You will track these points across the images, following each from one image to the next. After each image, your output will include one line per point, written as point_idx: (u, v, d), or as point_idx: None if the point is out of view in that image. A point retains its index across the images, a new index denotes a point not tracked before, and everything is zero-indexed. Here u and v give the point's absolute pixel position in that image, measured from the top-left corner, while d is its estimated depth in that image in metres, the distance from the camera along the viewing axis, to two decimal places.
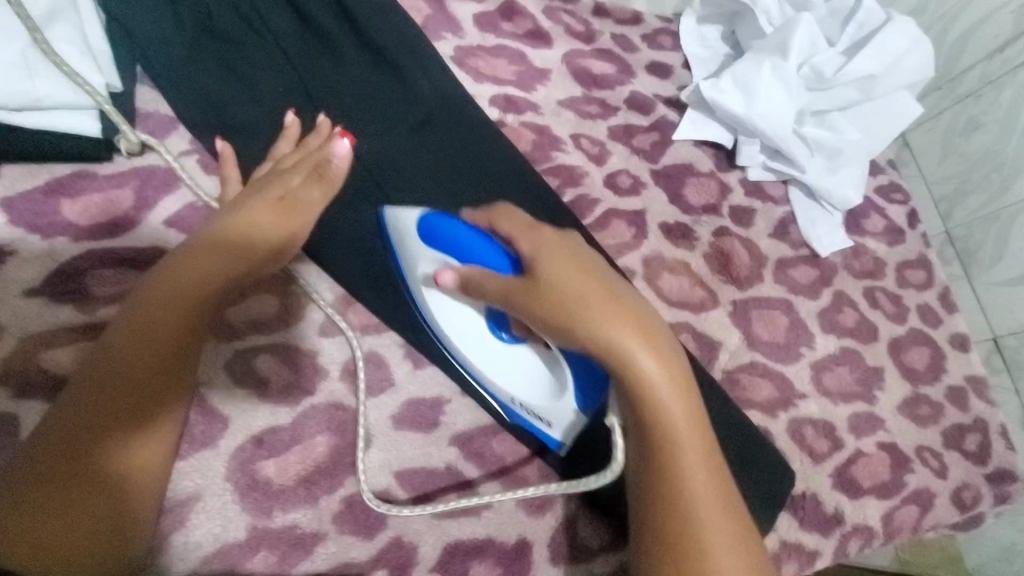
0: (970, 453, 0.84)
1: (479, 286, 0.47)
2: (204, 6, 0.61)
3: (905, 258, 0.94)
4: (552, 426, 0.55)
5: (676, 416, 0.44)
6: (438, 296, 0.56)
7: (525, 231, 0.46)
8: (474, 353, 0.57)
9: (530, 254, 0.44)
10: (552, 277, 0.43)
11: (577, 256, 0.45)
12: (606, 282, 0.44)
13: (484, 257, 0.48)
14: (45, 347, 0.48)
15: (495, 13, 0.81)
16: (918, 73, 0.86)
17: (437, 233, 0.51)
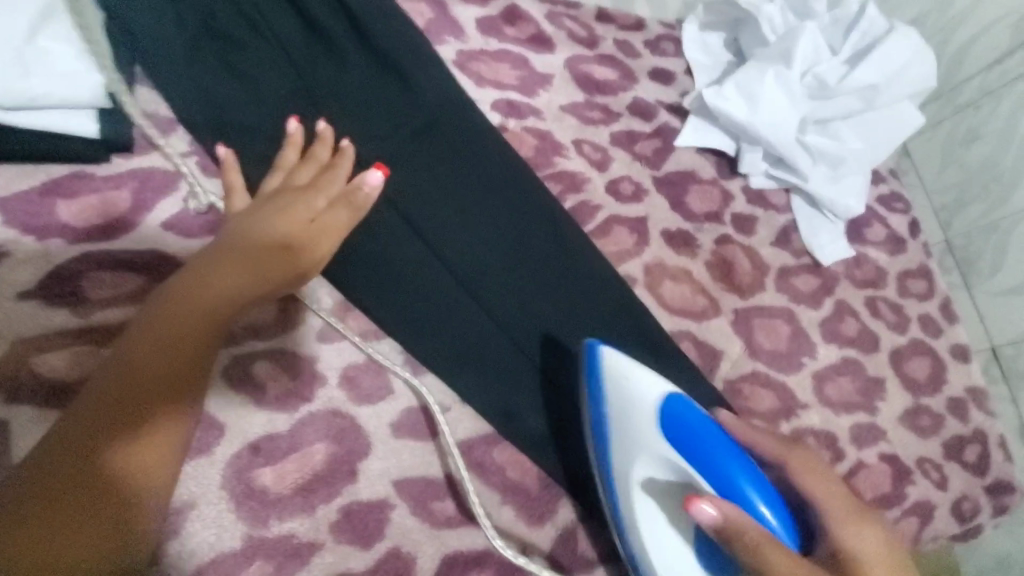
0: (970, 464, 0.84)
1: (755, 548, 0.44)
2: (207, 7, 0.60)
3: (906, 268, 0.94)
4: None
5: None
6: (650, 505, 0.52)
7: (830, 501, 0.51)
8: (659, 557, 0.51)
9: (847, 539, 0.49)
10: (867, 567, 0.47)
11: (887, 556, 0.48)
12: (908, 574, 0.49)
13: (755, 499, 0.50)
14: (39, 351, 0.47)
15: (498, 18, 0.80)
16: (921, 82, 0.86)
17: (707, 452, 0.51)
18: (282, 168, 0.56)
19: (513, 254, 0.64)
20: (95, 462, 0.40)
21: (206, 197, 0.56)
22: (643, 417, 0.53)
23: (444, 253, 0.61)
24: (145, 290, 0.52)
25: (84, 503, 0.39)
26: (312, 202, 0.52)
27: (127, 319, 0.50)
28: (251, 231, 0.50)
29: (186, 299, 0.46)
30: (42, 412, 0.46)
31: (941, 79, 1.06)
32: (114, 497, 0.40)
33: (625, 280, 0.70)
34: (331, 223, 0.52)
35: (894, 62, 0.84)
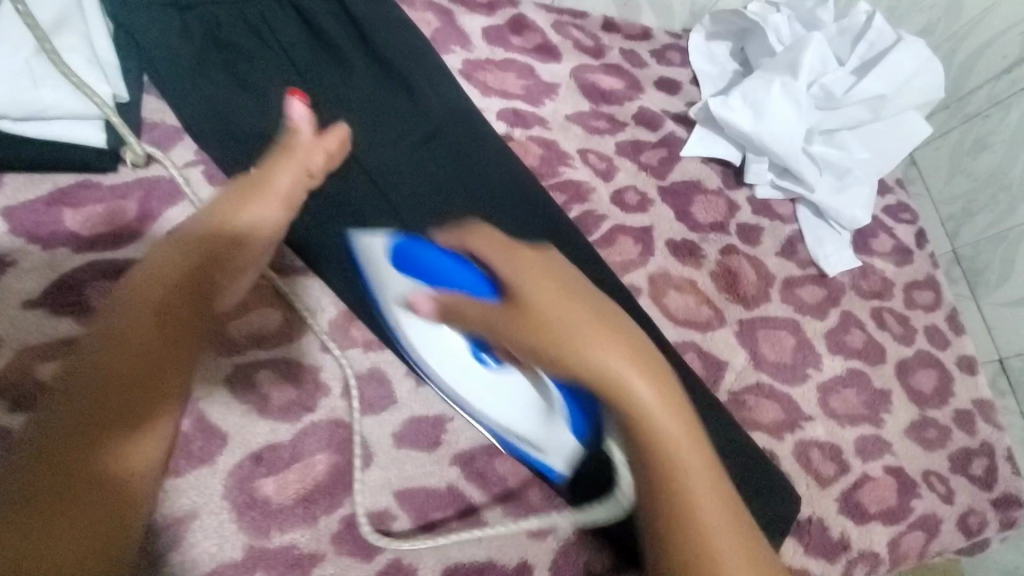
0: (977, 477, 0.83)
1: (461, 314, 0.42)
2: (214, 17, 0.60)
3: (912, 278, 0.93)
4: (549, 455, 0.54)
5: (671, 438, 0.36)
6: (412, 320, 0.51)
7: (501, 251, 0.40)
8: (447, 371, 0.54)
9: (506, 273, 0.39)
10: (531, 297, 0.37)
11: (561, 278, 0.38)
12: (597, 304, 0.38)
13: (463, 281, 0.42)
14: (42, 359, 0.47)
15: (504, 27, 0.81)
16: (929, 92, 0.85)
17: (415, 258, 0.46)
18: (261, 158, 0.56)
19: None
20: (87, 461, 0.38)
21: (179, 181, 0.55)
22: (377, 255, 0.51)
23: None
24: None
25: (80, 505, 0.37)
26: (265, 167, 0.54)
27: None
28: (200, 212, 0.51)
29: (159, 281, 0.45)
30: None
31: (949, 89, 1.05)
32: (111, 499, 0.38)
33: (629, 290, 0.70)
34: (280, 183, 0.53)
35: (902, 72, 0.84)
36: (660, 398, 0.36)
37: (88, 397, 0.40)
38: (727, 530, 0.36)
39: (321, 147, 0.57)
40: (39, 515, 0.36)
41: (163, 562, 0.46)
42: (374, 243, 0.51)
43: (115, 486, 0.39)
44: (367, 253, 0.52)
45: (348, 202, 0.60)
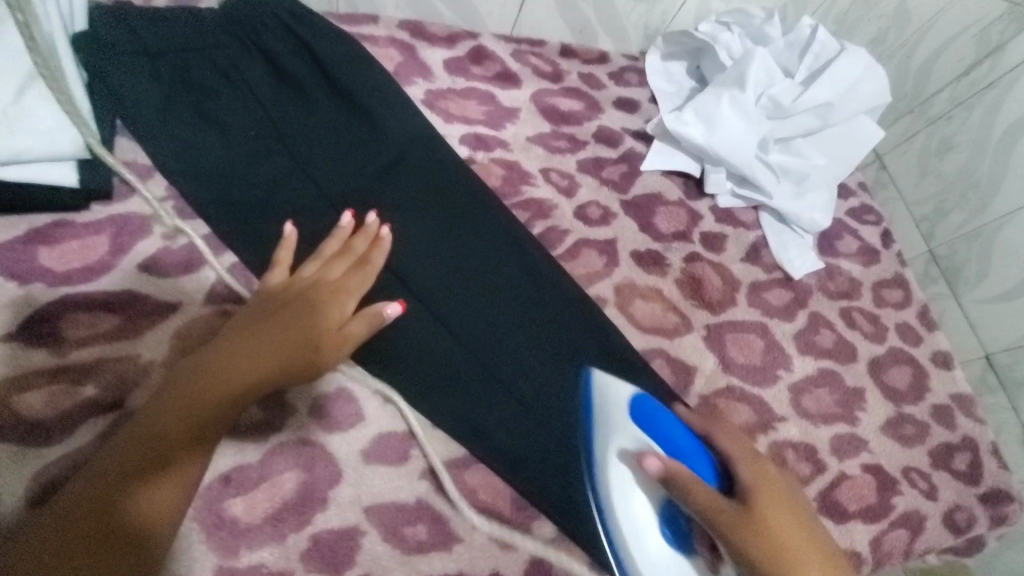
0: (960, 472, 0.82)
1: (689, 491, 0.48)
2: (181, 62, 0.65)
3: (881, 277, 0.95)
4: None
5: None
6: (624, 477, 0.51)
7: (741, 455, 0.53)
8: (637, 540, 0.50)
9: (746, 476, 0.51)
10: (767, 513, 0.49)
11: (784, 497, 0.51)
12: (805, 526, 0.51)
13: (694, 461, 0.52)
14: (19, 391, 0.49)
15: (464, 58, 0.85)
16: (875, 98, 0.89)
17: (659, 425, 0.53)
18: (319, 258, 0.58)
19: (474, 276, 0.67)
20: (121, 510, 0.43)
21: (171, 219, 0.60)
22: (618, 408, 0.53)
23: (408, 279, 0.64)
24: (121, 328, 0.54)
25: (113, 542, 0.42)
26: (342, 305, 0.55)
27: (103, 356, 0.52)
28: (290, 302, 0.54)
29: (218, 369, 0.49)
30: (19, 449, 0.48)
31: (911, 93, 1.05)
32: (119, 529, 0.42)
33: (593, 300, 0.71)
34: (345, 351, 0.54)
35: (846, 78, 0.88)
36: None
37: (127, 446, 0.45)
38: None
39: (361, 253, 0.59)
40: (66, 529, 0.41)
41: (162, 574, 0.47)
42: (617, 394, 0.54)
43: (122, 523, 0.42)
44: (603, 397, 0.54)
45: (310, 226, 0.63)
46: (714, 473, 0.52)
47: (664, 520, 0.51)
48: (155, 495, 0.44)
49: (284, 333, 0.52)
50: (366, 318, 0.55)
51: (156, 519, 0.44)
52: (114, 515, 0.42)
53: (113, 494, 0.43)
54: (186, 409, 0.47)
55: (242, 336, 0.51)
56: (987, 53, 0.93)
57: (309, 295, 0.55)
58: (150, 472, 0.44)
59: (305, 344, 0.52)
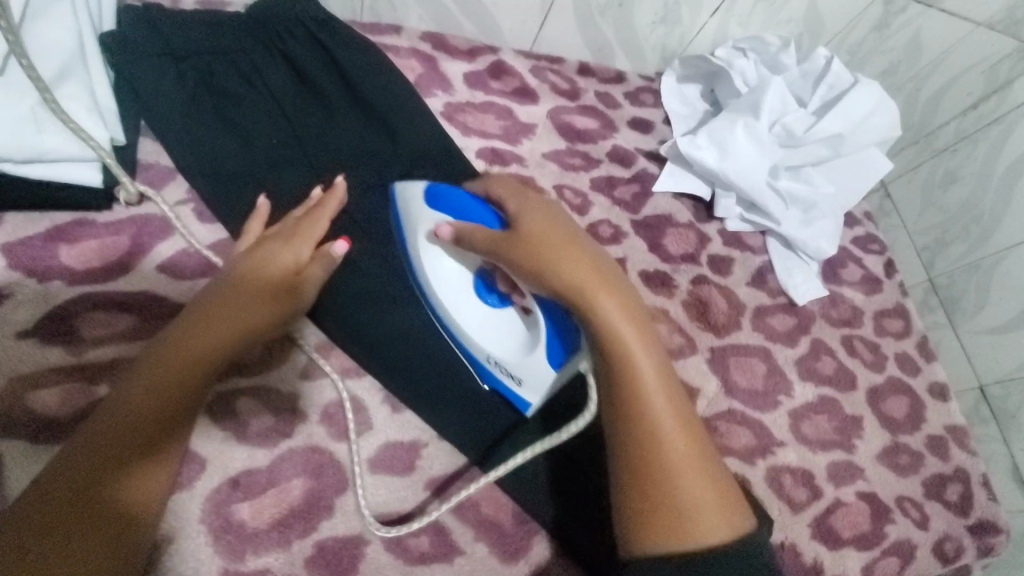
0: (952, 503, 0.83)
1: (472, 237, 0.54)
2: (208, 66, 0.65)
3: (882, 306, 0.96)
4: (519, 384, 0.59)
5: (632, 345, 0.48)
6: (433, 253, 0.61)
7: (515, 198, 0.54)
8: (456, 307, 0.61)
9: (512, 208, 0.53)
10: (531, 230, 0.51)
11: (554, 220, 0.52)
12: (578, 241, 0.51)
13: (477, 214, 0.56)
14: (32, 388, 0.50)
15: (484, 72, 0.86)
16: (886, 132, 0.90)
17: (442, 198, 0.57)
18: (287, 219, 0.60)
19: None
20: (105, 500, 0.43)
21: (134, 185, 0.58)
22: (413, 197, 0.60)
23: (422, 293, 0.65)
24: (137, 329, 0.54)
25: (104, 537, 0.42)
26: (296, 252, 0.56)
27: (118, 357, 0.53)
28: (257, 262, 0.54)
29: (193, 345, 0.49)
30: (33, 447, 0.48)
31: (917, 124, 1.06)
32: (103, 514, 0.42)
33: None
34: (311, 293, 0.56)
35: (859, 111, 0.89)
36: (628, 321, 0.48)
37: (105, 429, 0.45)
38: (675, 422, 0.48)
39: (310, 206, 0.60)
40: (47, 517, 0.41)
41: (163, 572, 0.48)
42: (413, 188, 0.60)
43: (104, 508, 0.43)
44: (404, 196, 0.61)
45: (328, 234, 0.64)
46: (495, 216, 0.55)
47: (477, 281, 0.62)
48: (141, 484, 0.45)
49: (248, 293, 0.52)
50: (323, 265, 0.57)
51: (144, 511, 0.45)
52: (98, 510, 0.42)
53: (96, 480, 0.43)
54: (169, 393, 0.47)
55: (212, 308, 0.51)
56: (993, 90, 0.94)
57: (266, 249, 0.56)
58: (134, 460, 0.45)
59: (271, 301, 0.53)
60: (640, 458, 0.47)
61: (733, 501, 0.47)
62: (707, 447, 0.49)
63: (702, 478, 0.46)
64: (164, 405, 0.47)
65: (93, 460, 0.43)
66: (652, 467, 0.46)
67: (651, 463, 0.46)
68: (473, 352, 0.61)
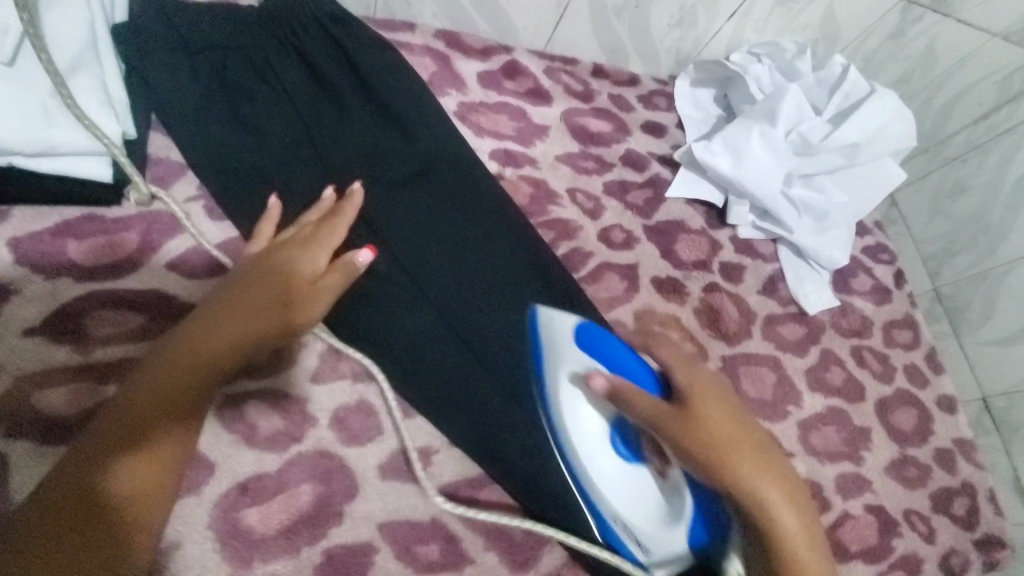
0: (958, 517, 0.83)
1: (631, 399, 0.50)
2: (220, 61, 0.64)
3: (891, 317, 0.96)
4: (647, 552, 0.53)
5: (796, 539, 0.51)
6: (575, 398, 0.53)
7: (680, 365, 0.55)
8: (587, 456, 0.53)
9: (684, 385, 0.53)
10: (703, 412, 0.51)
11: (722, 400, 0.53)
12: (741, 424, 0.54)
13: (631, 369, 0.54)
14: (38, 387, 0.49)
15: (498, 72, 0.85)
16: (900, 143, 0.90)
17: (602, 345, 0.54)
18: (298, 223, 0.59)
19: (501, 297, 0.66)
20: (96, 496, 0.42)
21: (147, 187, 0.57)
22: (560, 336, 0.54)
23: (434, 297, 0.64)
24: (145, 329, 0.53)
25: (91, 527, 0.41)
26: (315, 259, 0.55)
27: (125, 357, 0.52)
28: (270, 264, 0.54)
29: (195, 341, 0.48)
30: (39, 447, 0.47)
31: (927, 133, 1.05)
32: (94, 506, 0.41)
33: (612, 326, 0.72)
34: (328, 301, 0.54)
35: (875, 120, 0.88)
36: (789, 509, 0.51)
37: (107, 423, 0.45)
38: None
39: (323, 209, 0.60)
40: (43, 508, 0.41)
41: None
42: (559, 321, 0.55)
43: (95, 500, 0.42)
44: (546, 326, 0.56)
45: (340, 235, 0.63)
46: (654, 381, 0.54)
47: (614, 433, 0.54)
48: (126, 478, 0.43)
49: (256, 291, 0.52)
50: (343, 272, 0.55)
51: (135, 508, 0.43)
52: (90, 502, 0.41)
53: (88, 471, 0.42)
54: (168, 386, 0.46)
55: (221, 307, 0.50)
56: (1006, 100, 0.93)
57: (280, 252, 0.55)
58: (120, 452, 0.43)
59: (274, 297, 0.51)
60: None
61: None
62: None
63: None
64: (152, 397, 0.46)
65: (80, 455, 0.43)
66: None
67: None
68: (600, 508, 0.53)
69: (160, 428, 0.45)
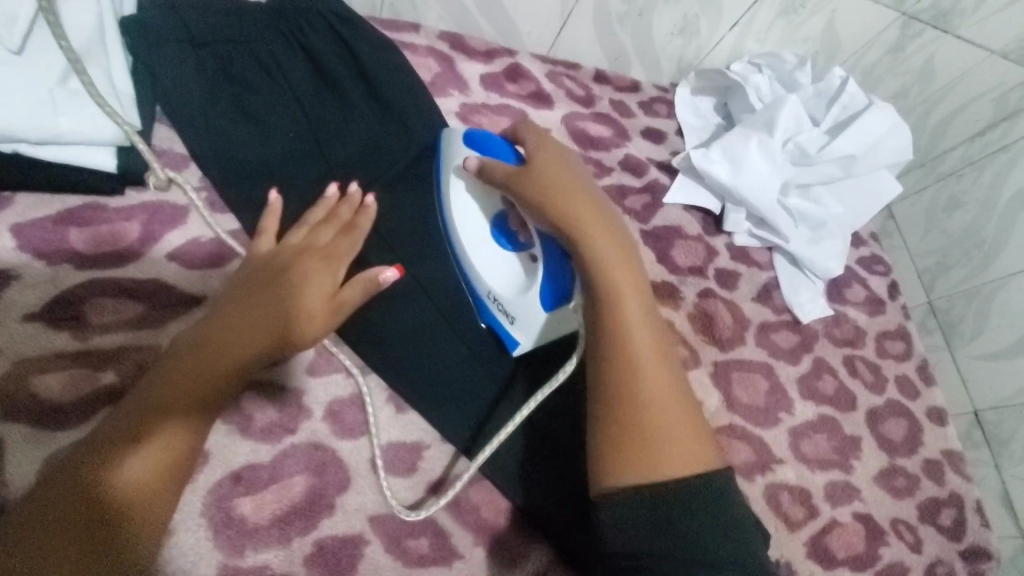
0: (945, 528, 0.84)
1: (488, 168, 0.60)
2: (226, 55, 0.65)
3: (885, 328, 0.96)
4: (514, 322, 0.62)
5: (619, 277, 0.53)
6: (459, 188, 0.66)
7: (534, 139, 0.62)
8: (467, 236, 0.65)
9: (530, 149, 0.61)
10: (540, 165, 0.58)
11: (562, 160, 0.59)
12: (579, 179, 0.59)
13: (496, 149, 0.63)
14: (38, 371, 0.49)
15: (501, 74, 0.86)
16: (896, 156, 0.90)
17: (479, 140, 0.64)
18: (306, 224, 0.59)
19: None
20: (96, 493, 0.42)
21: (163, 171, 0.58)
22: (453, 139, 0.66)
23: (432, 293, 0.64)
24: (144, 317, 0.54)
25: (82, 524, 0.41)
26: (335, 272, 0.56)
27: (125, 344, 0.52)
28: (284, 268, 0.54)
29: (206, 343, 0.50)
30: (37, 432, 0.47)
31: (923, 148, 1.07)
32: (90, 502, 0.42)
33: None
34: (345, 316, 0.55)
35: (872, 133, 0.89)
36: (617, 254, 0.54)
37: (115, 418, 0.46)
38: (650, 348, 0.52)
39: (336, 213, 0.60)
40: (47, 496, 0.42)
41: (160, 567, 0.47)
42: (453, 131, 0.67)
43: (93, 493, 0.42)
44: (448, 141, 0.67)
45: None
46: (514, 154, 0.63)
47: (494, 227, 0.66)
48: (123, 472, 0.43)
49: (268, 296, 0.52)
50: (362, 286, 0.55)
51: (128, 509, 0.43)
52: (88, 498, 0.42)
53: (89, 465, 0.43)
54: (178, 388, 0.47)
55: (235, 311, 0.51)
56: (1004, 117, 0.94)
57: (292, 255, 0.55)
58: (124, 447, 0.44)
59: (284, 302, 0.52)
60: (614, 377, 0.50)
61: (704, 436, 0.50)
62: (683, 380, 0.53)
63: (672, 404, 0.50)
64: (158, 397, 0.47)
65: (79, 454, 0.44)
66: (623, 381, 0.50)
67: (622, 380, 0.50)
68: (475, 284, 0.64)
69: (164, 427, 0.46)
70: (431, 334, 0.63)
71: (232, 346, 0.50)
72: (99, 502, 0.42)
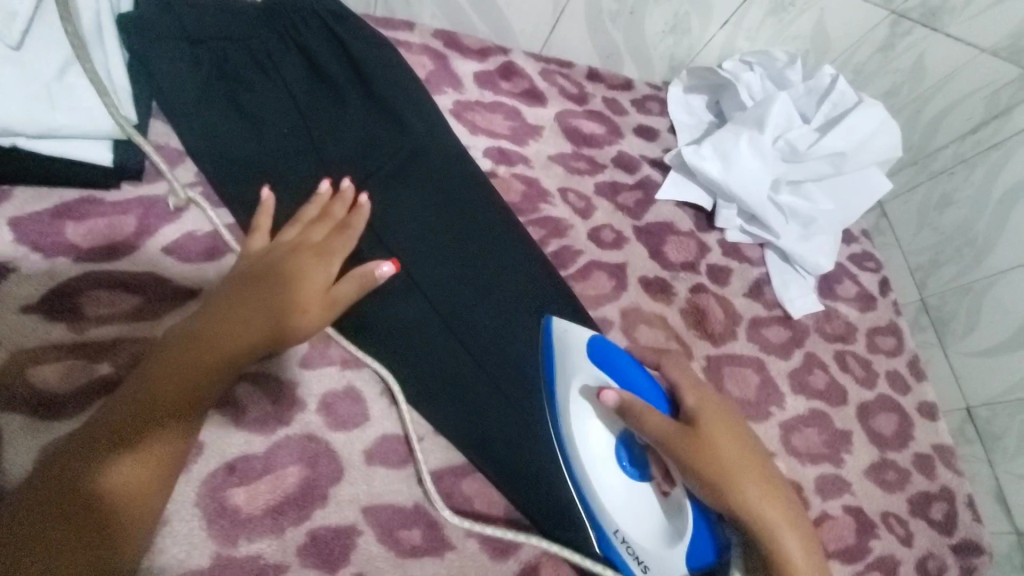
0: (936, 521, 0.84)
1: (642, 417, 0.56)
2: (221, 51, 0.65)
3: (876, 324, 0.97)
4: (648, 572, 0.56)
5: (797, 557, 0.54)
6: (583, 411, 0.60)
7: (689, 388, 0.60)
8: (593, 469, 0.58)
9: (693, 404, 0.59)
10: (708, 428, 0.57)
11: (727, 420, 0.59)
12: (745, 442, 0.59)
13: (646, 391, 0.61)
14: (34, 363, 0.50)
15: (495, 72, 0.86)
16: (884, 154, 0.91)
17: (614, 359, 0.61)
18: (299, 219, 0.60)
19: (491, 293, 0.68)
20: (85, 482, 0.42)
21: (185, 192, 0.60)
22: (578, 352, 0.61)
23: (425, 288, 0.65)
24: (140, 311, 0.55)
25: (69, 513, 0.41)
26: (328, 268, 0.57)
27: (120, 336, 0.53)
28: (277, 264, 0.55)
29: (197, 340, 0.50)
30: (33, 422, 0.48)
31: (914, 146, 1.08)
32: (76, 491, 0.42)
33: (598, 324, 0.73)
34: (340, 311, 0.56)
35: (862, 130, 0.90)
36: (791, 529, 0.56)
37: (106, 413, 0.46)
38: None
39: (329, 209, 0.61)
40: (37, 486, 0.42)
41: (153, 556, 0.47)
42: (573, 335, 0.62)
43: (82, 483, 0.42)
44: (561, 343, 0.62)
45: None
46: (663, 401, 0.61)
47: (619, 449, 0.60)
48: (114, 468, 0.43)
49: (261, 294, 0.53)
50: (357, 281, 0.57)
51: (116, 496, 0.43)
52: (77, 487, 0.42)
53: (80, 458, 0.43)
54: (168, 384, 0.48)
55: (227, 309, 0.52)
56: (994, 115, 0.95)
57: (287, 253, 0.57)
58: (115, 440, 0.44)
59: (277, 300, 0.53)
60: None
61: None
62: None
63: None
64: (149, 392, 0.47)
65: (73, 443, 0.44)
66: None
67: None
68: (599, 517, 0.57)
69: (155, 423, 0.46)
70: (424, 328, 0.63)
71: (224, 342, 0.50)
72: (92, 486, 0.42)
